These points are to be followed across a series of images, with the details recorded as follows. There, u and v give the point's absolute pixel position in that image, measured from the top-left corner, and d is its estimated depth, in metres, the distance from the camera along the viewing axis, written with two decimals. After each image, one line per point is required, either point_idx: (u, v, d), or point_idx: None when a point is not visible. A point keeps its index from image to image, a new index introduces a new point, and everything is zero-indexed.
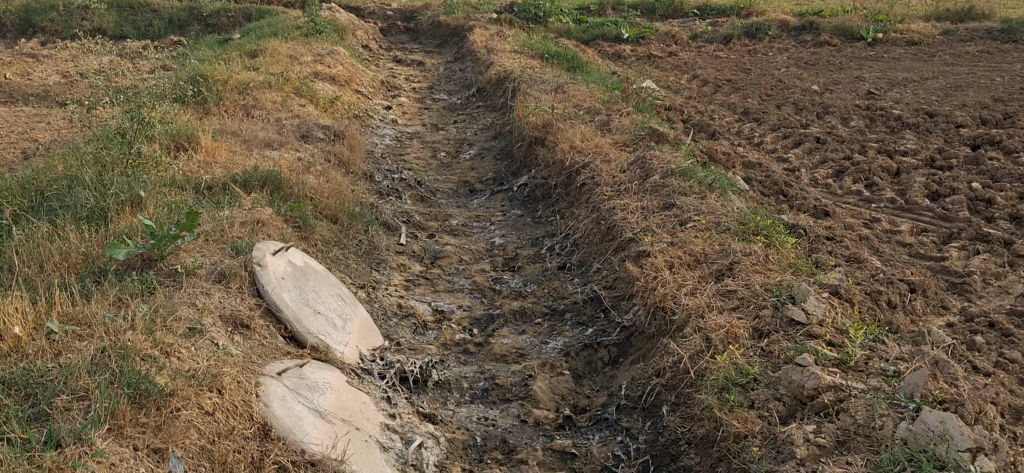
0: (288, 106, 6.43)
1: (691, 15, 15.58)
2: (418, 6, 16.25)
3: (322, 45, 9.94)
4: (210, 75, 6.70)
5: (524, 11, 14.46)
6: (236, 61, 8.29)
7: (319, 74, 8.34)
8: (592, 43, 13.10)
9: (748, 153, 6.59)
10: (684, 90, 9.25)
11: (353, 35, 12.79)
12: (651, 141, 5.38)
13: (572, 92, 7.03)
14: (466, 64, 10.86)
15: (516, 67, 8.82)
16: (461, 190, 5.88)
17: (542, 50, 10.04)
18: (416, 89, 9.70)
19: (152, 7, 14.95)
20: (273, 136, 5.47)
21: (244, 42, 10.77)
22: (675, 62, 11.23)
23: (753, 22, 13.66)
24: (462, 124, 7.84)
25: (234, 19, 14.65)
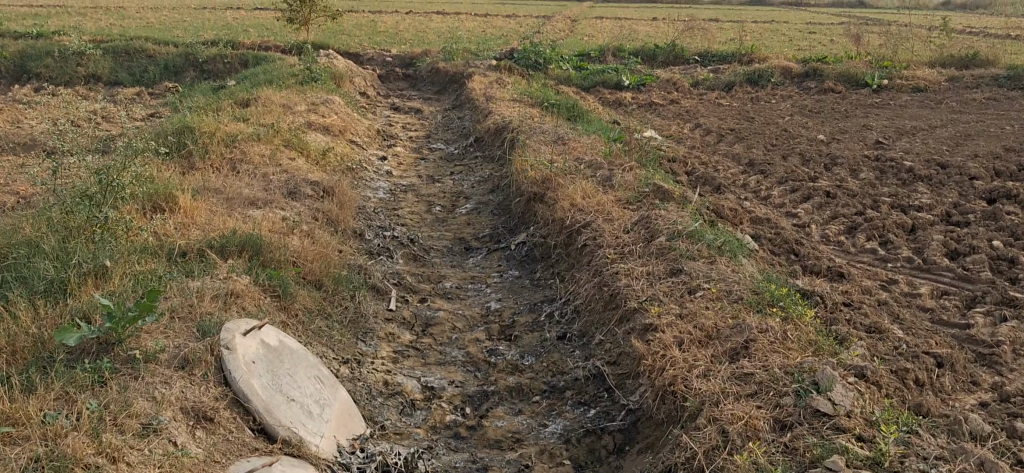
0: (277, 159, 6.19)
1: (693, 62, 15.44)
2: (417, 52, 16.12)
3: (317, 93, 9.75)
4: (198, 126, 6.48)
5: (524, 58, 14.31)
6: (227, 111, 8.07)
7: (312, 123, 8.12)
8: (593, 90, 12.92)
9: (755, 207, 6.34)
10: (687, 140, 9.03)
11: (350, 82, 12.62)
12: (655, 198, 5.12)
13: (573, 144, 6.80)
14: (464, 113, 10.66)
15: (515, 117, 8.60)
16: (456, 248, 5.60)
17: (542, 98, 9.84)
18: (413, 138, 9.48)
19: (148, 54, 14.82)
20: (259, 193, 5.22)
21: (238, 90, 10.58)
22: (677, 110, 11.04)
23: (756, 69, 13.49)
24: (458, 175, 7.60)
25: (231, 66, 14.51)
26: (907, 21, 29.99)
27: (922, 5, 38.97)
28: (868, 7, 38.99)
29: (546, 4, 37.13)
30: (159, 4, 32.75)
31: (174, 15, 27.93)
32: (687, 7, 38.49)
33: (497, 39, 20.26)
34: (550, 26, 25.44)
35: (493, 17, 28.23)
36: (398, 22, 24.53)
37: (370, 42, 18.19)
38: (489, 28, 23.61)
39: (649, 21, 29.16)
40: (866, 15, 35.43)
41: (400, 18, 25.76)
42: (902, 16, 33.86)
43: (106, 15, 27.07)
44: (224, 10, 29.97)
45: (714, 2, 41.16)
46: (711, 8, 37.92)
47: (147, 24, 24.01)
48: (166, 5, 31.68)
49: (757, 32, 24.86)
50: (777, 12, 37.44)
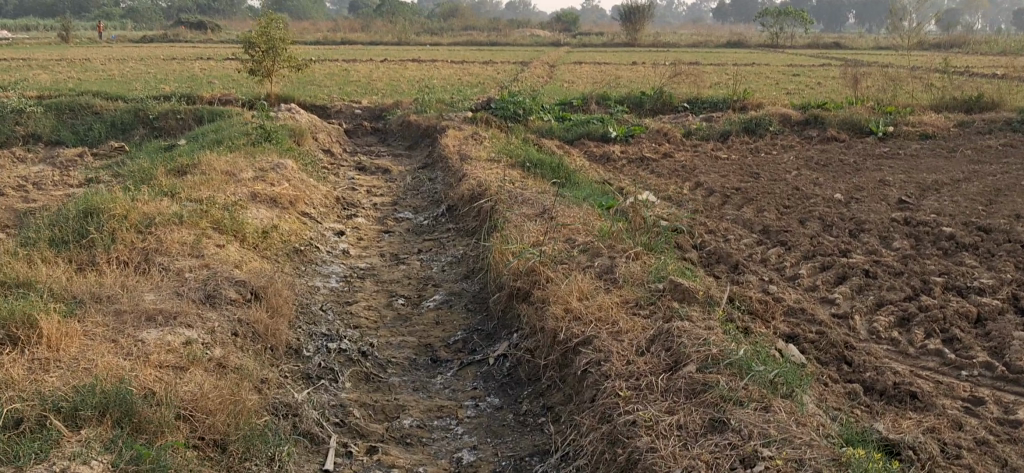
0: (202, 248, 5.06)
1: (681, 109, 14.56)
2: (388, 103, 15.11)
3: (271, 156, 8.66)
4: (108, 207, 5.36)
5: (502, 109, 13.34)
6: (158, 182, 6.96)
7: (257, 194, 7.01)
8: (577, 143, 11.96)
9: (783, 294, 5.25)
10: (688, 204, 7.98)
11: (311, 140, 11.57)
12: (672, 298, 4.02)
13: (562, 218, 5.72)
14: (436, 174, 9.59)
15: (493, 181, 7.54)
16: (421, 359, 4.45)
17: (523, 157, 8.79)
18: (378, 205, 8.38)
19: (95, 110, 13.71)
20: (166, 301, 4.10)
21: (184, 152, 9.49)
22: (671, 167, 10.04)
23: (752, 117, 12.56)
24: (427, 254, 6.51)
25: (184, 122, 13.43)
26: (888, 61, 29.40)
27: (901, 45, 38.56)
28: (846, 48, 38.51)
29: (523, 50, 36.52)
30: (126, 56, 31.77)
31: (138, 66, 26.92)
32: (664, 50, 38.03)
33: (473, 87, 19.35)
34: (528, 72, 24.62)
35: (468, 64, 27.42)
36: (371, 70, 23.67)
37: (339, 93, 17.20)
38: (464, 76, 22.74)
39: (628, 66, 28.44)
40: (845, 56, 34.97)
41: (374, 67, 24.87)
42: (882, 57, 33.29)
43: (69, 68, 26.06)
44: (193, 61, 29.01)
45: (691, 45, 40.66)
46: (689, 51, 37.45)
47: (108, 77, 22.97)
48: (134, 57, 30.74)
49: (740, 75, 24.15)
50: (754, 53, 36.92)
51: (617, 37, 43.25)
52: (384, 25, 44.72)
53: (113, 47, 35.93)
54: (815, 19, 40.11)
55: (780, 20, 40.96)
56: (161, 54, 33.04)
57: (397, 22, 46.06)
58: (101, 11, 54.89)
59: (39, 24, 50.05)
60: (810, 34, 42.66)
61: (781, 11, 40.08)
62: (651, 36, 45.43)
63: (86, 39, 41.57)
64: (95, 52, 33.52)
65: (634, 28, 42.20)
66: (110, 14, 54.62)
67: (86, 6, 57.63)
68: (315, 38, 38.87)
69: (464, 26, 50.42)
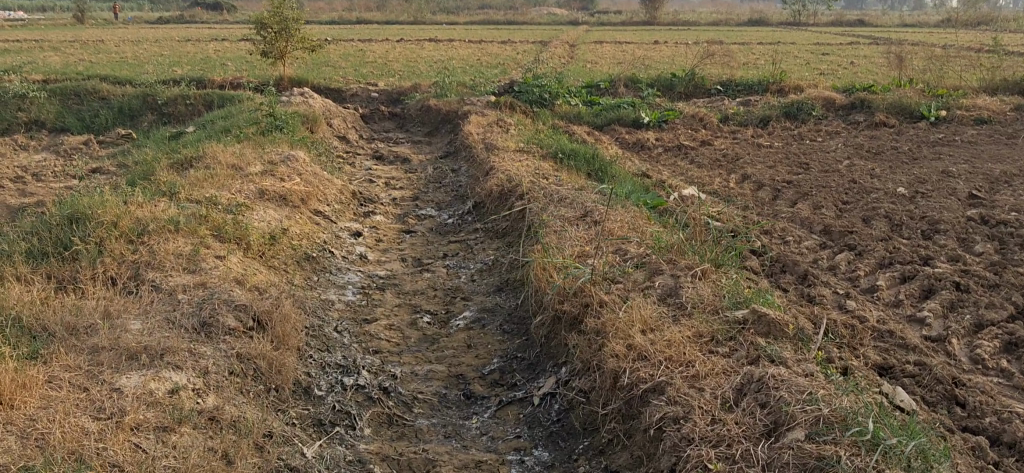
0: (201, 261, 4.43)
1: (714, 92, 13.85)
2: (407, 86, 14.44)
3: (282, 147, 8.02)
4: (96, 210, 4.72)
5: (526, 92, 12.65)
6: (158, 179, 6.33)
7: (267, 191, 6.38)
8: (607, 129, 11.31)
9: (865, 312, 4.58)
10: (736, 200, 7.29)
11: (325, 127, 10.92)
12: (755, 330, 3.35)
13: (608, 223, 5.06)
14: (460, 165, 8.93)
15: (524, 176, 6.88)
16: (453, 395, 3.81)
17: (554, 147, 8.11)
18: (397, 200, 7.73)
19: (100, 95, 13.08)
20: (153, 332, 3.46)
21: (190, 143, 8.85)
22: (712, 156, 9.35)
23: (793, 101, 11.82)
24: (454, 259, 5.87)
25: (193, 108, 12.79)
26: (920, 40, 28.48)
27: (930, 22, 37.52)
28: (873, 26, 37.56)
29: (542, 29, 35.73)
30: (141, 36, 31.23)
31: (150, 48, 26.29)
32: (687, 29, 37.16)
33: (493, 68, 18.64)
34: (550, 52, 23.93)
35: (486, 44, 26.66)
36: (387, 50, 22.99)
37: (356, 75, 16.54)
38: (484, 56, 22.05)
39: (650, 45, 27.63)
40: (872, 33, 34.03)
41: (391, 47, 24.21)
42: (913, 35, 32.36)
43: (80, 49, 25.50)
44: (207, 41, 28.38)
45: (713, 23, 39.78)
46: (713, 30, 36.57)
47: (119, 59, 22.42)
48: (147, 38, 30.21)
49: (767, 55, 23.32)
50: (779, 31, 36.03)
51: (637, 16, 42.40)
52: (401, 3, 43.90)
53: (128, 28, 35.38)
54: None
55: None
56: (175, 34, 32.46)
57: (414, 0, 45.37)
58: None
59: (56, 4, 49.93)
60: (835, 11, 41.65)
61: None
62: (672, 14, 44.51)
63: (102, 20, 41.13)
64: (108, 33, 32.93)
65: (654, 6, 41.40)
66: None
67: None
68: (331, 18, 38.19)
69: (482, 4, 49.68)
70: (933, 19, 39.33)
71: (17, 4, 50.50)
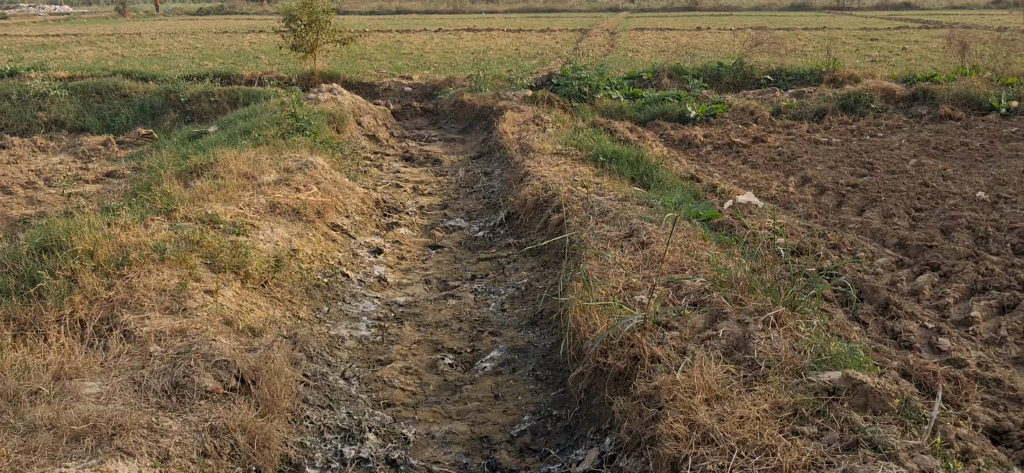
0: (186, 299, 3.88)
1: (763, 82, 13.06)
2: (441, 79, 13.82)
3: (301, 151, 7.43)
4: (73, 238, 4.20)
5: (564, 86, 11.96)
6: (160, 194, 5.80)
7: (279, 203, 5.81)
8: (650, 124, 10.61)
9: (965, 353, 3.86)
10: (797, 208, 6.57)
11: (352, 125, 10.33)
12: (850, 402, 2.68)
13: (659, 246, 4.39)
14: (493, 169, 8.29)
15: (561, 184, 6.22)
16: (474, 465, 3.18)
17: (595, 148, 7.44)
18: (424, 208, 7.12)
19: (122, 93, 12.60)
20: (110, 403, 2.91)
21: (206, 147, 8.30)
22: (766, 155, 8.61)
23: (850, 92, 11.00)
24: (482, 281, 5.23)
25: (218, 105, 12.26)
26: (975, 23, 27.24)
27: (983, 6, 36.07)
28: (921, 9, 36.23)
29: (581, 17, 34.96)
30: (178, 29, 30.97)
31: (186, 41, 25.93)
32: (730, 15, 36.13)
33: (531, 59, 17.97)
34: (590, 41, 23.19)
35: (524, 33, 25.96)
36: (423, 41, 22.42)
37: (388, 68, 15.95)
38: (522, 46, 21.36)
39: (691, 32, 26.73)
40: (922, 16, 32.76)
41: (428, 37, 23.63)
42: (967, 17, 31.02)
43: (115, 43, 25.21)
44: (244, 34, 28.02)
45: (754, 8, 38.69)
46: (756, 15, 35.49)
47: (153, 53, 22.07)
48: (184, 31, 29.90)
49: (814, 41, 22.35)
50: (824, 16, 34.85)
51: (677, 2, 41.47)
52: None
53: (166, 21, 35.13)
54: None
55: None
56: (211, 26, 32.10)
57: None
58: None
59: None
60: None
61: None
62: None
63: (144, 13, 41.03)
64: (147, 26, 32.70)
65: None
66: None
67: None
68: (369, 8, 37.70)
69: None
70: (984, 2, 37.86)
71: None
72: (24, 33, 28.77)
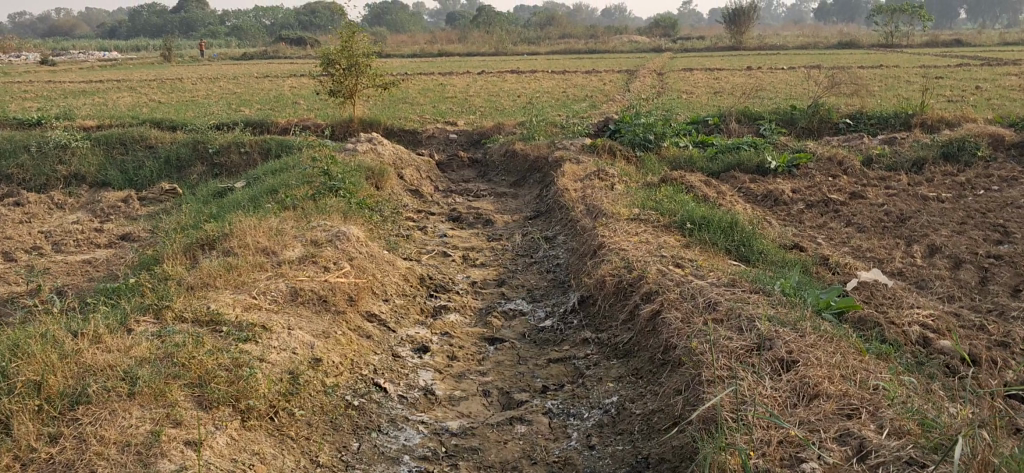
0: (159, 459, 2.84)
1: (843, 126, 11.85)
2: (489, 125, 12.78)
3: (333, 217, 6.37)
4: (18, 362, 3.17)
5: (626, 133, 10.85)
6: (158, 282, 4.76)
7: (302, 289, 4.73)
8: (725, 176, 9.44)
9: None
10: (935, 287, 5.35)
11: (393, 180, 9.29)
12: None
13: (809, 371, 3.22)
14: (556, 233, 7.16)
15: (648, 261, 5.08)
16: None
17: (679, 212, 6.29)
18: (478, 285, 6.01)
19: (148, 143, 11.68)
20: None
21: (228, 211, 7.27)
22: (872, 214, 7.41)
23: (950, 138, 9.74)
24: (559, 396, 4.08)
25: (249, 157, 11.29)
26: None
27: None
28: (976, 45, 34.82)
29: (626, 57, 33.99)
30: (220, 74, 30.43)
31: (225, 86, 25.25)
32: (779, 53, 34.96)
33: (581, 102, 16.91)
34: (640, 82, 22.12)
35: (571, 74, 24.99)
36: (468, 84, 21.50)
37: (432, 113, 14.96)
38: (570, 88, 20.32)
39: (743, 72, 25.62)
40: (979, 53, 31.38)
41: (471, 80, 22.69)
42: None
43: (155, 89, 24.59)
44: (285, 78, 27.34)
45: (801, 46, 37.53)
46: (807, 53, 34.29)
47: (190, 99, 21.32)
48: (225, 76, 29.34)
49: (879, 80, 21.09)
50: (877, 53, 33.52)
51: (721, 42, 40.43)
52: (480, 35, 42.71)
53: (208, 66, 34.70)
54: (936, 15, 36.52)
55: (896, 16, 37.44)
56: (251, 70, 31.54)
57: (494, 31, 44.09)
58: (207, 28, 55.06)
59: (149, 45, 50.58)
60: (933, 31, 38.93)
61: (900, 6, 36.62)
62: (760, 38, 42.32)
63: (190, 58, 40.86)
64: (190, 71, 32.24)
65: (740, 31, 39.48)
66: (215, 33, 54.90)
67: (191, 26, 58.40)
68: (412, 50, 37.09)
69: (562, 33, 48.40)
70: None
71: (109, 43, 51.06)
72: (68, 78, 28.37)
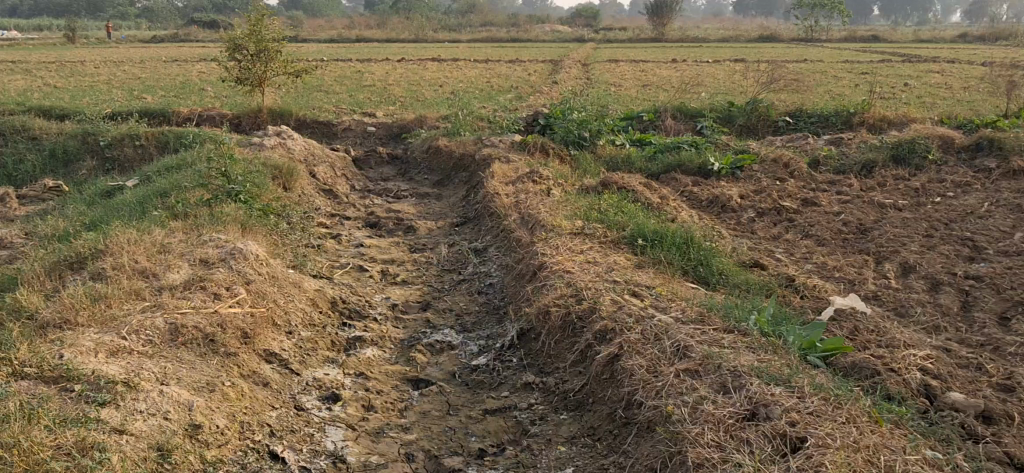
0: None
1: (781, 124, 11.38)
2: (410, 117, 11.96)
3: (230, 230, 5.50)
4: None
5: (559, 130, 10.17)
6: (4, 317, 3.83)
7: (184, 326, 3.87)
8: (666, 177, 8.83)
9: None
10: (918, 316, 4.77)
11: (305, 179, 8.41)
12: None
13: (825, 458, 2.55)
14: (488, 244, 6.41)
15: (600, 289, 4.38)
16: None
17: (627, 225, 5.61)
18: (399, 308, 5.22)
19: (33, 134, 10.53)
20: None
21: (110, 218, 6.32)
22: (828, 224, 6.86)
23: (898, 139, 9.31)
24: (501, 463, 3.33)
25: (144, 151, 10.09)
26: (959, 59, 26.09)
27: (953, 41, 35.24)
28: (891, 42, 35.23)
29: (550, 47, 33.33)
30: (125, 58, 28.82)
31: (130, 70, 23.81)
32: (702, 46, 34.85)
33: (507, 93, 16.20)
34: (566, 73, 21.53)
35: (495, 64, 24.27)
36: (388, 72, 20.57)
37: (349, 103, 14.05)
38: (494, 78, 19.57)
39: (668, 64, 25.24)
40: (895, 49, 31.68)
41: (391, 68, 21.76)
42: (945, 51, 29.91)
43: (52, 72, 23.03)
44: (195, 63, 25.99)
45: (722, 39, 37.53)
46: (729, 47, 34.23)
47: (88, 84, 19.91)
48: (131, 59, 27.81)
49: (804, 75, 20.89)
50: (797, 47, 33.61)
51: (643, 34, 40.18)
52: (401, 22, 41.59)
53: (114, 49, 32.95)
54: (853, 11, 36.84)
55: (814, 12, 37.70)
56: (159, 54, 29.95)
57: (414, 18, 43.02)
58: (114, 10, 52.75)
59: (53, 25, 48.17)
60: (850, 27, 39.34)
61: (818, 2, 36.86)
62: (681, 30, 42.21)
63: (96, 40, 38.88)
64: (93, 53, 30.50)
65: (661, 23, 39.25)
66: (123, 14, 52.59)
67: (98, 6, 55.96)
68: (331, 36, 35.80)
69: (484, 22, 47.63)
70: (951, 36, 37.09)
71: (10, 23, 48.43)
72: None
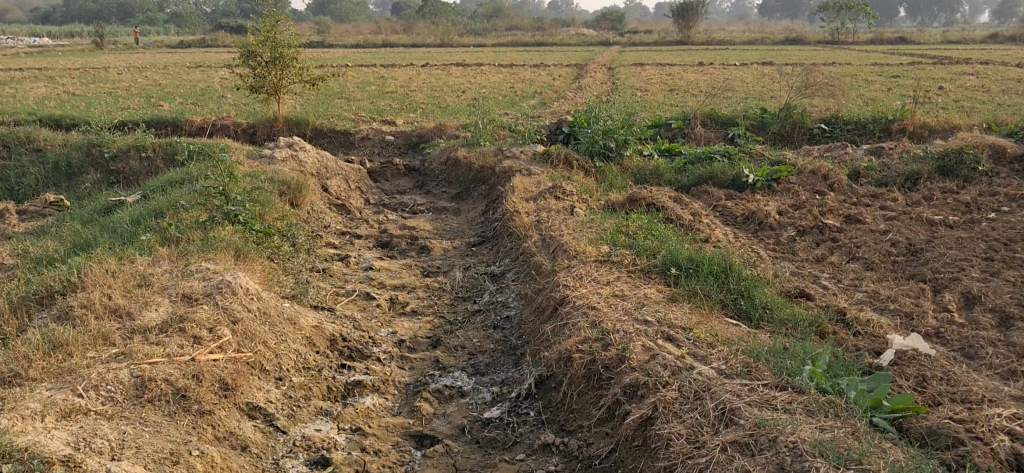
0: None
1: (817, 131, 10.78)
2: (430, 126, 11.49)
3: (222, 257, 5.02)
4: None
5: (584, 140, 9.64)
6: None
7: (153, 379, 3.39)
8: (697, 191, 8.27)
9: None
10: (989, 357, 4.20)
11: (315, 194, 7.93)
12: None
13: None
14: (506, 269, 5.90)
15: (630, 331, 3.84)
16: None
17: (657, 251, 5.07)
18: (406, 344, 4.72)
19: (38, 147, 10.16)
20: None
21: (99, 241, 5.86)
22: (876, 244, 6.29)
23: (945, 149, 8.69)
24: None
25: (150, 163, 9.60)
26: (995, 60, 25.30)
27: (985, 41, 34.34)
28: (923, 43, 34.38)
29: (575, 50, 32.83)
30: (149, 63, 28.62)
31: (151, 76, 23.55)
32: (729, 49, 34.18)
33: (530, 100, 15.69)
34: (591, 78, 21.00)
35: (519, 68, 23.77)
36: (410, 77, 20.13)
37: (368, 111, 13.60)
38: (517, 84, 19.07)
39: (696, 67, 24.67)
40: (927, 51, 30.87)
41: (414, 73, 21.32)
42: (978, 53, 29.07)
43: (73, 79, 22.82)
44: (217, 68, 25.72)
45: (750, 41, 36.83)
46: (757, 50, 33.54)
47: (108, 91, 19.62)
48: (153, 65, 27.58)
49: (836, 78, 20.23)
50: (827, 50, 32.87)
51: (669, 36, 39.55)
52: (426, 26, 41.23)
53: (138, 54, 32.78)
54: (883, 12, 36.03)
55: (843, 14, 36.92)
56: (183, 60, 29.74)
57: (438, 22, 42.66)
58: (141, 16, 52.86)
59: (81, 31, 48.27)
60: (880, 29, 38.49)
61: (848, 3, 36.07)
62: (708, 32, 41.53)
63: (121, 45, 38.78)
64: (118, 59, 30.35)
65: (688, 26, 38.60)
66: (149, 19, 52.67)
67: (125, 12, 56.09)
68: (354, 41, 35.49)
69: (508, 25, 47.18)
70: (984, 37, 36.17)
71: (39, 29, 48.61)
72: None
